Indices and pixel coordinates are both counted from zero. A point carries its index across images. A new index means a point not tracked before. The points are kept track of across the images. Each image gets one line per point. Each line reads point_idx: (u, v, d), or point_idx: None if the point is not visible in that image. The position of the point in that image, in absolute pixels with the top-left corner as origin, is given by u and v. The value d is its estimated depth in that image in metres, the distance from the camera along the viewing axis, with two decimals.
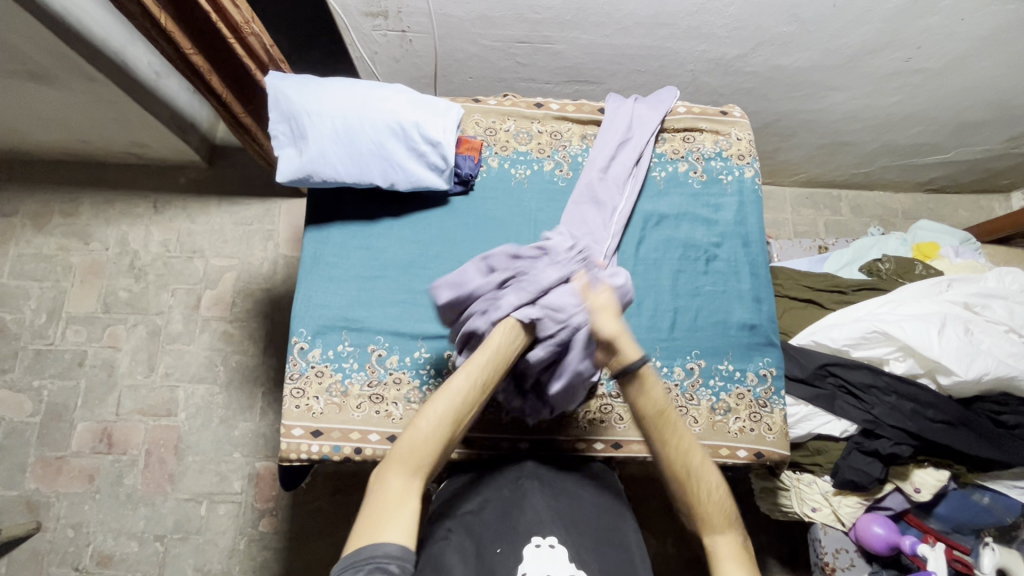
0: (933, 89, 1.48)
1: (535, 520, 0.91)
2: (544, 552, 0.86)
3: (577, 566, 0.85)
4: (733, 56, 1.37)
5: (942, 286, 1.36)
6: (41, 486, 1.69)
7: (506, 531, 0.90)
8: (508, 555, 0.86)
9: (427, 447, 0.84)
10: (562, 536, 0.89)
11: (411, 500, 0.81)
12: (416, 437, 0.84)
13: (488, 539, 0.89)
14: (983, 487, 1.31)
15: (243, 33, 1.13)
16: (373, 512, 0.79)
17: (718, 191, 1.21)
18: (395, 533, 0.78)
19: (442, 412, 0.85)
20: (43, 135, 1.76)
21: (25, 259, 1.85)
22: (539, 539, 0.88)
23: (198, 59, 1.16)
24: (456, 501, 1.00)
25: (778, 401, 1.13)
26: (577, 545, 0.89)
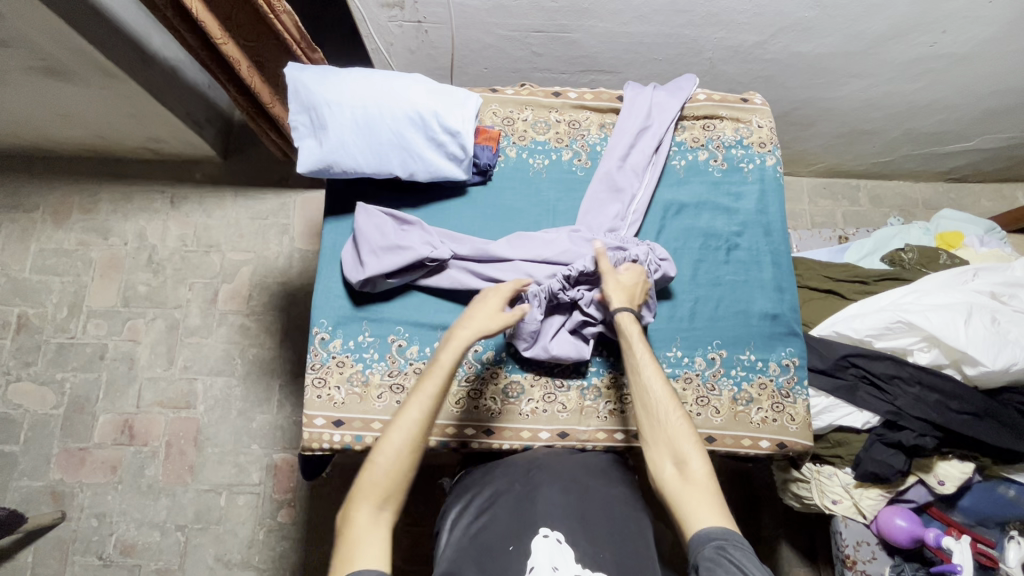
0: (958, 75, 1.44)
1: (544, 513, 0.91)
2: (552, 545, 0.86)
3: (585, 565, 0.85)
4: (753, 43, 1.35)
5: (968, 276, 1.33)
6: (65, 477, 1.73)
7: (515, 527, 0.90)
8: (517, 549, 0.87)
9: (389, 481, 0.85)
10: (572, 530, 0.89)
11: (380, 529, 0.83)
12: (376, 472, 0.85)
13: (497, 537, 0.89)
14: (1009, 479, 1.29)
15: (276, 11, 1.10)
16: (343, 542, 0.81)
17: (740, 179, 1.20)
18: (368, 557, 0.80)
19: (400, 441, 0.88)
20: (62, 130, 1.78)
21: (47, 254, 1.88)
22: (547, 530, 0.88)
23: (229, 48, 1.16)
24: (469, 495, 1.01)
25: (801, 391, 1.11)
26: (588, 538, 0.88)
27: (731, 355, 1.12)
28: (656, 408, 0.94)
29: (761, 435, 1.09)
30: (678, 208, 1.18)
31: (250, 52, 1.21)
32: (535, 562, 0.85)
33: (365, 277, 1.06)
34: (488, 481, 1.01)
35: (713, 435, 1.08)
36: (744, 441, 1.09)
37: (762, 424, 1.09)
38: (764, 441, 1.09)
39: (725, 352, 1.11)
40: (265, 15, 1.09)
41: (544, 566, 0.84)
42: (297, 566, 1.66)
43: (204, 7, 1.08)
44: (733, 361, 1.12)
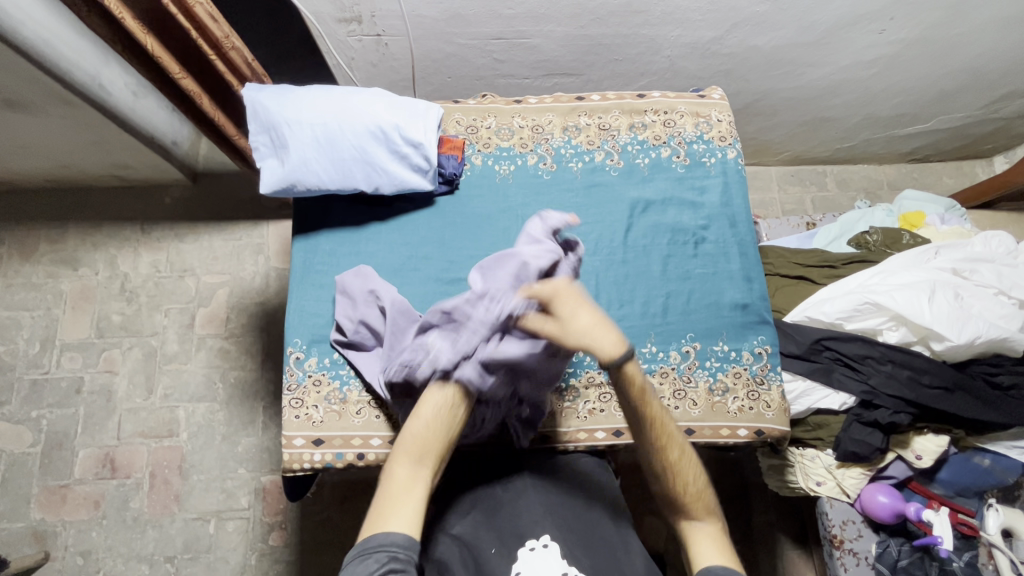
0: (911, 59, 1.48)
1: (529, 520, 0.93)
2: (539, 553, 0.88)
3: (572, 563, 0.88)
4: (709, 39, 1.38)
5: (930, 254, 1.37)
6: (47, 516, 1.69)
7: (504, 537, 0.92)
8: (505, 559, 0.89)
9: (425, 444, 0.85)
10: (556, 532, 0.91)
11: (415, 491, 0.82)
12: (418, 428, 0.86)
13: (485, 541, 0.91)
14: (983, 449, 1.32)
15: (224, 48, 1.13)
16: (377, 506, 0.82)
17: (703, 174, 1.22)
18: (400, 522, 0.80)
19: (442, 406, 0.87)
20: (24, 162, 1.75)
21: (15, 289, 1.84)
22: (532, 542, 0.90)
23: (189, 82, 1.15)
24: (447, 497, 1.01)
25: (775, 377, 1.13)
26: (574, 542, 0.91)
27: (705, 347, 1.13)
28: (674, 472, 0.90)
29: (739, 424, 1.11)
30: (645, 206, 1.19)
31: (208, 85, 1.21)
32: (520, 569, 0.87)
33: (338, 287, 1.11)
34: (463, 486, 1.02)
35: (692, 427, 1.10)
36: (723, 431, 1.10)
37: (739, 413, 1.11)
38: (742, 429, 1.11)
39: (698, 345, 1.13)
40: (210, 59, 1.12)
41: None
42: None
43: (160, 45, 1.08)
44: (707, 353, 1.13)
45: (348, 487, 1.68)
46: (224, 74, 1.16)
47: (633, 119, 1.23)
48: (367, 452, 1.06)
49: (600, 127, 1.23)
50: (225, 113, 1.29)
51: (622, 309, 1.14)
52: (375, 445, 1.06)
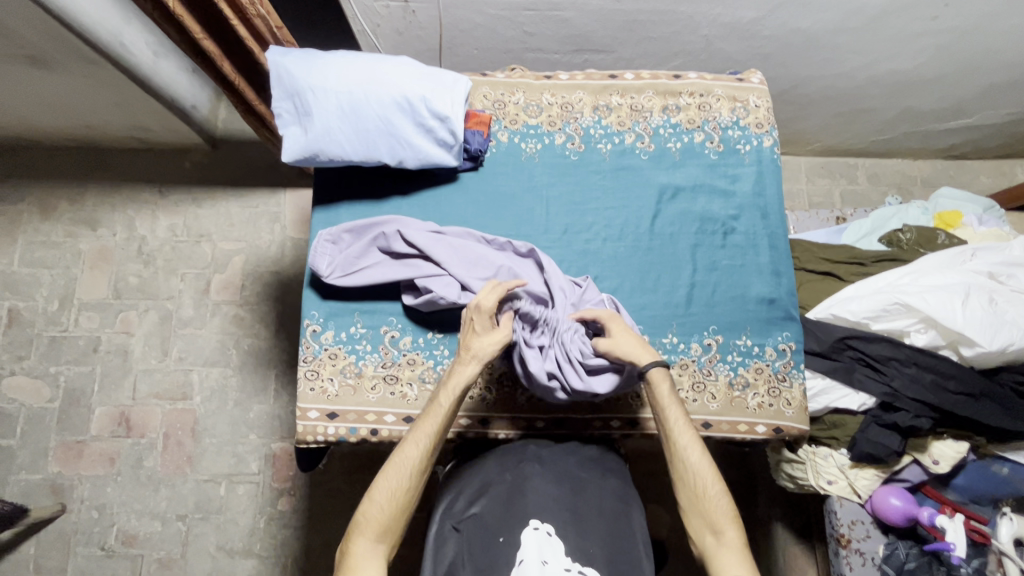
0: (962, 49, 1.41)
1: (536, 504, 0.93)
2: (541, 538, 0.89)
3: (574, 559, 0.88)
4: (751, 19, 1.31)
5: (966, 256, 1.32)
6: (64, 469, 1.73)
7: (510, 521, 0.92)
8: (509, 544, 0.89)
9: (384, 517, 0.89)
10: (562, 523, 0.92)
11: (376, 559, 0.88)
12: (373, 509, 0.89)
13: (491, 527, 0.92)
14: (1003, 458, 1.30)
15: (248, 14, 1.11)
16: (343, 569, 0.87)
17: (736, 162, 1.17)
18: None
19: (404, 474, 0.91)
20: (44, 119, 1.74)
21: (35, 246, 1.85)
22: (537, 523, 0.90)
23: (209, 44, 1.12)
24: (459, 482, 1.00)
25: (798, 375, 1.11)
26: (579, 532, 0.91)
27: (727, 340, 1.11)
28: (697, 480, 0.93)
29: (758, 421, 1.09)
30: (674, 192, 1.15)
31: (229, 47, 1.18)
32: (523, 556, 0.87)
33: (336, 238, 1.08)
34: (474, 471, 1.01)
35: (709, 421, 1.08)
36: (740, 427, 1.08)
37: (758, 410, 1.09)
38: (760, 425, 1.09)
39: (721, 338, 1.11)
40: (230, 23, 1.09)
41: (534, 560, 0.86)
42: (299, 552, 1.67)
43: (185, 7, 1.04)
44: (729, 347, 1.11)
45: (357, 458, 1.70)
46: (243, 39, 1.13)
47: (666, 101, 1.19)
48: (380, 428, 1.06)
49: (632, 108, 1.18)
50: (245, 79, 1.26)
51: (644, 298, 1.11)
52: (389, 421, 1.06)
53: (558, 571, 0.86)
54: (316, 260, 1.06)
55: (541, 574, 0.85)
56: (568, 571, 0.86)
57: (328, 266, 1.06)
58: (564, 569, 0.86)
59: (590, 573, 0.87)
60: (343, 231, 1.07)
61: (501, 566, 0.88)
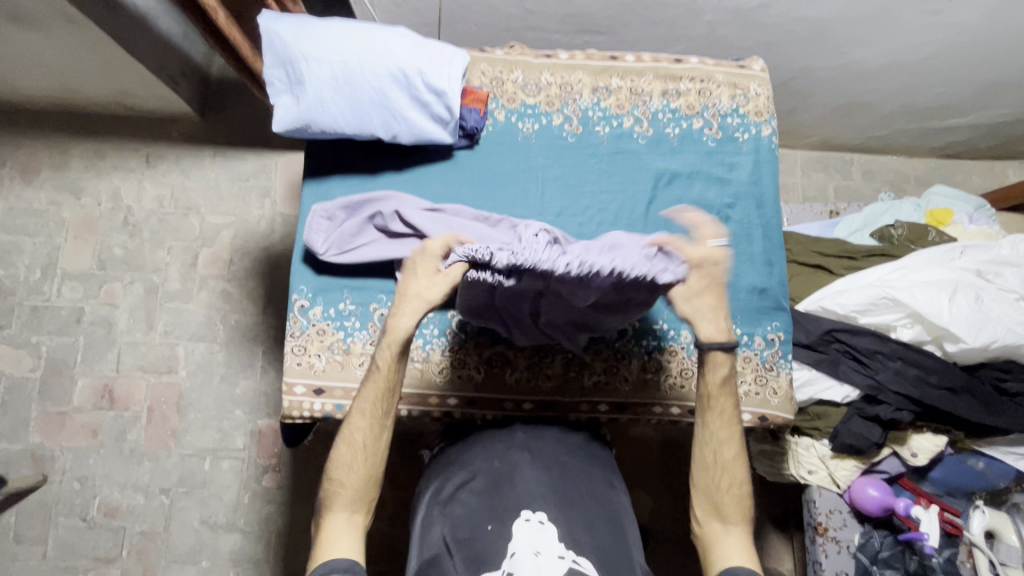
0: (964, 45, 1.40)
1: (526, 495, 0.92)
2: (534, 528, 0.88)
3: (567, 546, 0.87)
4: (755, 5, 1.29)
5: (955, 253, 1.33)
6: (45, 440, 1.71)
7: (499, 509, 0.91)
8: (499, 534, 0.89)
9: (350, 486, 0.91)
10: (553, 511, 0.91)
11: (352, 530, 0.90)
12: (336, 479, 0.91)
13: (480, 516, 0.91)
14: (978, 452, 1.33)
15: None
16: (318, 542, 0.89)
17: (733, 149, 1.16)
18: (343, 550, 0.87)
19: (353, 445, 0.92)
20: (27, 80, 1.69)
21: (17, 213, 1.81)
22: (528, 514, 0.90)
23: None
24: (445, 473, 1.00)
25: (785, 364, 1.12)
26: (569, 521, 0.90)
27: None
28: (715, 464, 0.94)
29: (743, 409, 1.10)
30: (670, 178, 1.15)
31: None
32: (515, 547, 0.86)
33: (324, 211, 1.05)
34: (462, 459, 1.00)
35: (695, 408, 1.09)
36: None
37: (744, 398, 1.10)
38: (745, 413, 1.10)
39: None
40: None
41: (526, 551, 0.85)
42: (283, 529, 1.67)
43: None
44: None
45: None
46: None
47: (667, 85, 1.17)
48: None
49: (631, 91, 1.17)
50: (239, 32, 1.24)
51: None
52: None
53: (552, 560, 0.85)
54: (311, 236, 1.05)
55: (534, 565, 0.84)
56: (562, 558, 0.85)
57: (324, 243, 1.04)
58: (558, 556, 0.86)
59: (583, 561, 0.86)
60: (338, 207, 1.06)
61: (492, 556, 0.86)
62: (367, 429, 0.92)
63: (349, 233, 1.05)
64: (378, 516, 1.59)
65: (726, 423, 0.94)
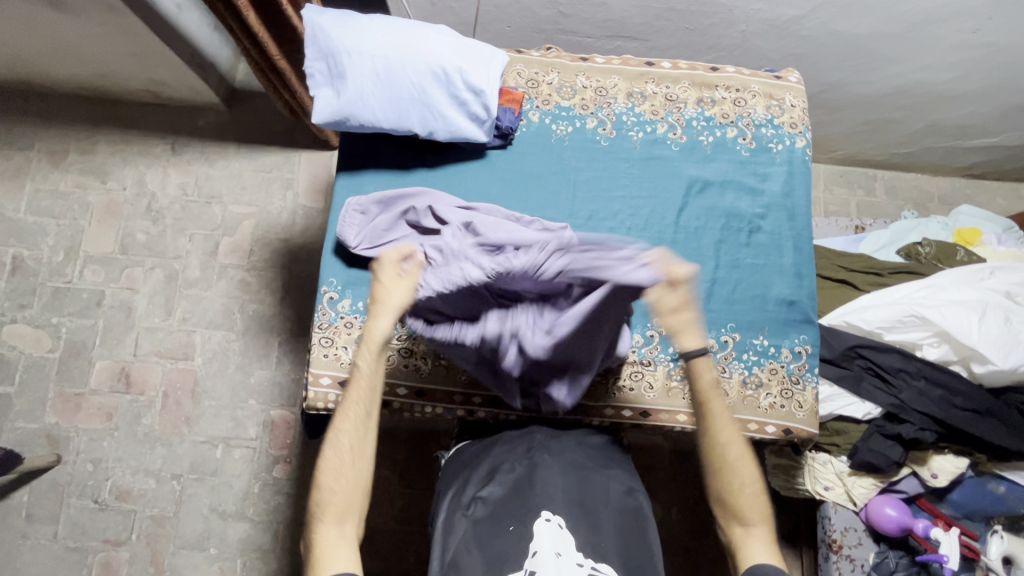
0: (1000, 65, 1.39)
1: (547, 495, 0.92)
2: (553, 530, 0.88)
3: (587, 553, 0.87)
4: (791, 17, 1.29)
5: (984, 274, 1.32)
6: (61, 421, 1.72)
7: (521, 510, 0.91)
8: (520, 535, 0.88)
9: (341, 496, 0.89)
10: (572, 516, 0.90)
11: (347, 539, 0.87)
12: (327, 491, 0.89)
13: (502, 517, 0.90)
14: (999, 476, 1.31)
15: None
16: (314, 557, 0.86)
17: (767, 160, 1.16)
18: (342, 565, 0.85)
19: (343, 452, 0.90)
20: (60, 64, 1.71)
21: (43, 195, 1.83)
22: (548, 514, 0.90)
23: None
24: (465, 471, 0.99)
25: (811, 378, 1.10)
26: (590, 526, 0.90)
27: (744, 339, 1.11)
28: (722, 465, 0.94)
29: (768, 421, 1.09)
30: (702, 186, 1.14)
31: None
32: (537, 547, 0.86)
33: (356, 205, 1.06)
34: (481, 459, 1.00)
35: None
36: (751, 425, 1.09)
37: (769, 410, 1.09)
38: (770, 425, 1.09)
39: (738, 336, 1.10)
40: None
41: (547, 552, 0.86)
42: (291, 520, 1.68)
43: None
44: (745, 346, 1.11)
45: None
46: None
47: (701, 93, 1.17)
48: (392, 399, 1.08)
49: (666, 97, 1.16)
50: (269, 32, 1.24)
51: None
52: (401, 394, 1.08)
53: (571, 565, 0.85)
54: (344, 230, 1.05)
55: (555, 566, 0.84)
56: (582, 565, 0.85)
57: (356, 237, 1.05)
58: (577, 564, 0.85)
59: (603, 568, 0.86)
60: (372, 202, 1.06)
61: (512, 560, 0.86)
62: (355, 428, 0.91)
63: (381, 227, 1.06)
64: (386, 513, 1.59)
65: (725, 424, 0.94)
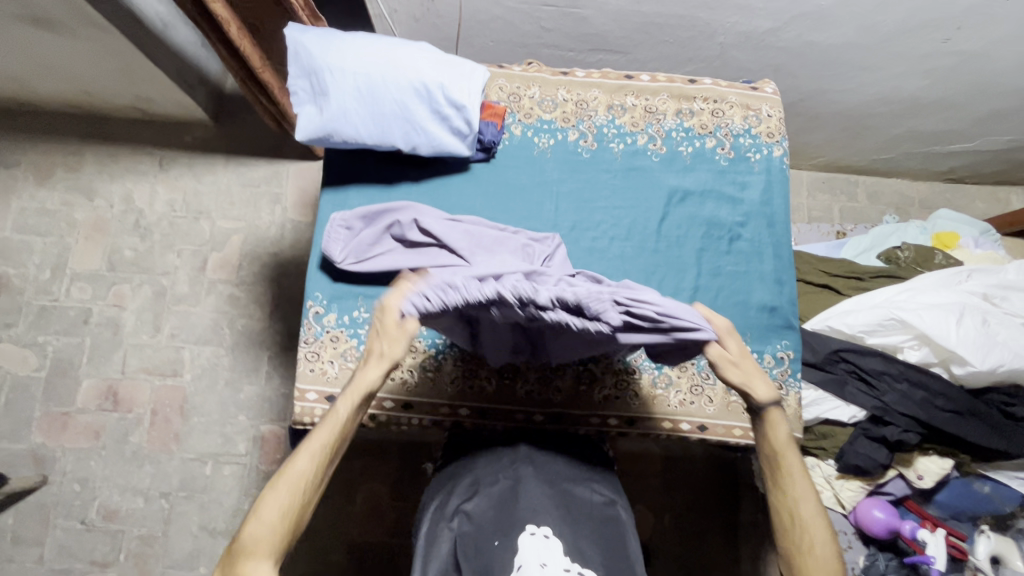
0: (971, 72, 1.43)
1: (531, 508, 0.91)
2: (539, 542, 0.85)
3: (573, 559, 0.85)
4: (767, 29, 1.32)
5: (962, 277, 1.34)
6: (47, 440, 1.71)
7: (504, 522, 0.90)
8: (505, 548, 0.87)
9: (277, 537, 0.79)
10: (557, 525, 0.89)
11: None
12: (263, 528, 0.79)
13: (487, 532, 0.89)
14: (984, 476, 1.33)
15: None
16: None
17: (745, 169, 1.18)
18: None
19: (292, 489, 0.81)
20: (45, 82, 1.71)
21: (29, 213, 1.82)
22: (533, 528, 0.87)
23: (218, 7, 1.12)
24: (450, 484, 0.99)
25: (794, 383, 1.12)
26: (575, 535, 0.89)
27: None
28: (779, 484, 0.88)
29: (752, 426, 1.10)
30: (683, 196, 1.16)
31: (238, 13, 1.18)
32: (522, 561, 0.84)
33: (341, 219, 1.07)
34: (465, 472, 1.00)
35: (705, 424, 1.10)
36: (736, 431, 1.10)
37: None
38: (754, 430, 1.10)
39: None
40: None
41: (533, 564, 0.83)
42: None
43: None
44: None
45: None
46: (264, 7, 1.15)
47: (680, 104, 1.19)
48: (379, 413, 1.08)
49: (646, 109, 1.19)
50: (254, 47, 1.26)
51: None
52: (388, 407, 1.08)
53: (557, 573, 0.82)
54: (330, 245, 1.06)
55: None
56: (568, 572, 0.83)
57: (342, 252, 1.06)
58: (563, 570, 0.83)
59: None
60: (356, 217, 1.07)
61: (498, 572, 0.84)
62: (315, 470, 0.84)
63: (365, 243, 1.06)
64: (378, 526, 1.58)
65: (781, 439, 0.90)
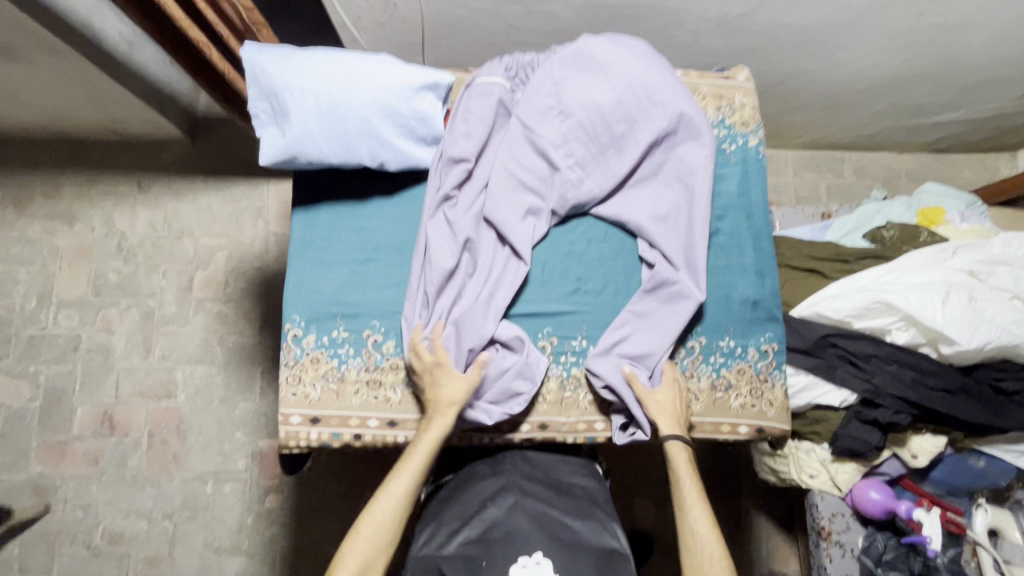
0: (948, 44, 1.41)
1: (519, 535, 0.91)
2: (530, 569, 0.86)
3: None
4: (737, 14, 1.30)
5: (947, 253, 1.33)
6: (47, 469, 1.71)
7: (492, 551, 0.90)
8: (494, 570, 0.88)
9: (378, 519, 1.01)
10: (548, 547, 0.89)
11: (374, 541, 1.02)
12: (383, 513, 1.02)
13: (475, 557, 0.90)
14: (979, 451, 1.32)
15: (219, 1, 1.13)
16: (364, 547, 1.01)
17: (721, 161, 1.17)
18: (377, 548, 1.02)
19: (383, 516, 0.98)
20: (13, 111, 1.69)
21: (11, 243, 1.81)
22: (525, 558, 0.88)
23: (193, 33, 1.14)
24: (438, 518, 1.00)
25: (779, 375, 1.13)
26: (564, 556, 0.89)
27: (710, 342, 1.12)
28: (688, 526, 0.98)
29: (740, 422, 1.11)
30: None
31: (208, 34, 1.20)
32: None
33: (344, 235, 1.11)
34: (452, 508, 1.00)
35: (693, 422, 1.09)
36: (723, 427, 1.11)
37: (740, 410, 1.11)
38: (742, 426, 1.11)
39: (704, 339, 1.11)
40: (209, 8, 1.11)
41: None
42: (288, 549, 1.67)
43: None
44: (712, 348, 1.12)
45: (345, 456, 1.69)
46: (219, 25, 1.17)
47: None
48: (364, 433, 1.06)
49: None
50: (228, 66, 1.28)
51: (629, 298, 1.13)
52: (372, 426, 1.06)
53: None
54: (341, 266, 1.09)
55: None
56: None
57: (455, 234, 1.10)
58: None
59: None
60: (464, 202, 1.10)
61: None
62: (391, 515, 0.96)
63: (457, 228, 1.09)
64: None
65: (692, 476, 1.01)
